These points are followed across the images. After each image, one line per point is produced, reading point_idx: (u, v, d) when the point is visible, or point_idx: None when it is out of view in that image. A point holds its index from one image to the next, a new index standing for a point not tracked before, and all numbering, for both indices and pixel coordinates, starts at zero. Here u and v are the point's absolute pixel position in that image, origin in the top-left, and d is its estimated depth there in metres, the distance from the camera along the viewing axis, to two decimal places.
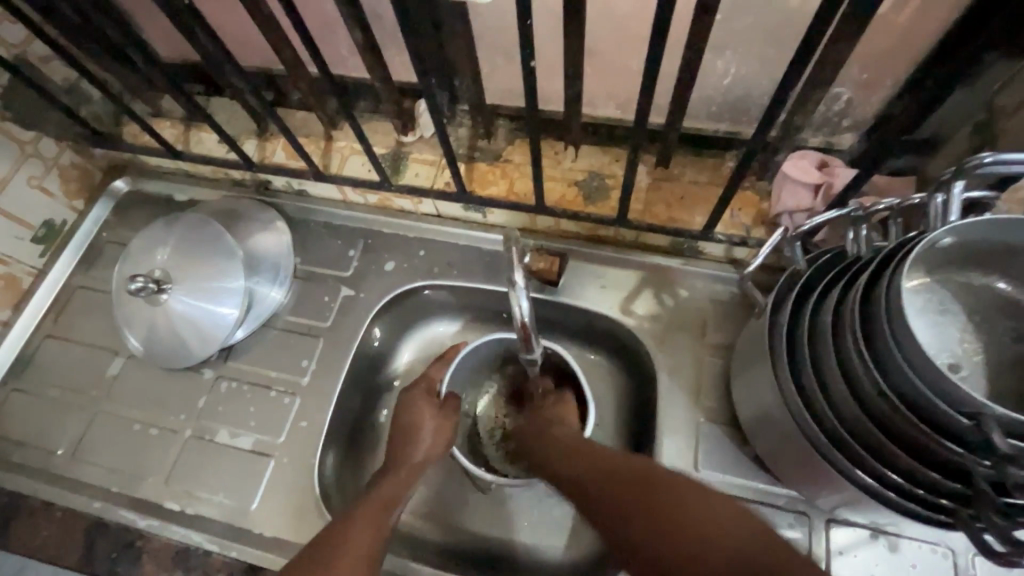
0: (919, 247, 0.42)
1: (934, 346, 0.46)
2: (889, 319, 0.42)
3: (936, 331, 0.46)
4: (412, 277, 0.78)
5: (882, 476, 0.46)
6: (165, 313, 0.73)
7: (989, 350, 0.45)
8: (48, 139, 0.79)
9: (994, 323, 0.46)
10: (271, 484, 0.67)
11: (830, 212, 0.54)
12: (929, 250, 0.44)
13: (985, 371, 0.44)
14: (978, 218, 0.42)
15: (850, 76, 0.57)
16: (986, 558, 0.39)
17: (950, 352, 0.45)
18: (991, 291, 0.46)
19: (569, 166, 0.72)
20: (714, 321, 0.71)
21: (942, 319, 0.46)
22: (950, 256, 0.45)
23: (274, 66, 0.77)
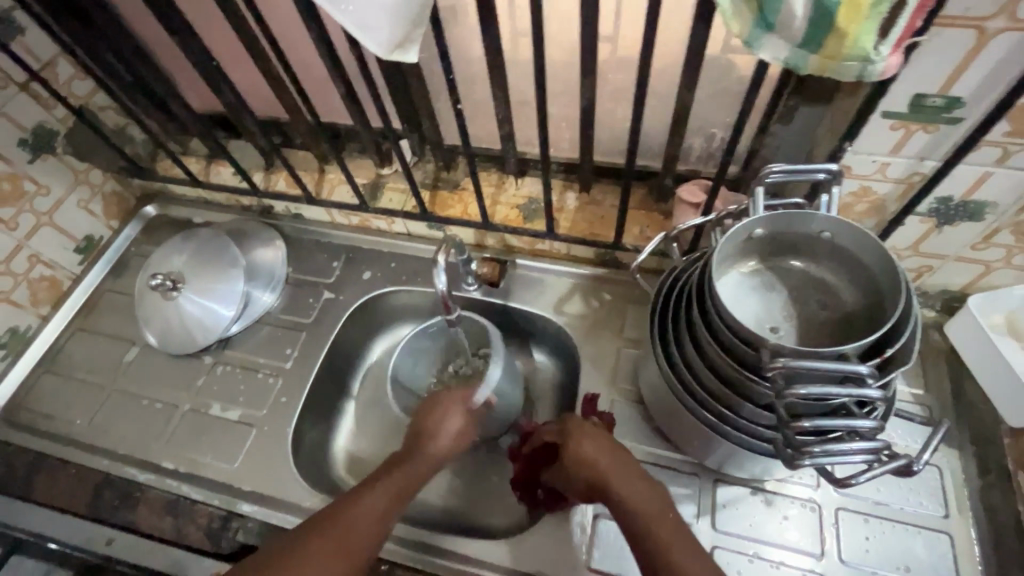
0: (732, 235, 0.56)
1: (762, 315, 0.59)
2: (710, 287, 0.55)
3: (764, 303, 0.60)
4: (383, 283, 0.93)
5: (724, 418, 0.59)
6: (176, 308, 0.88)
7: (802, 317, 0.59)
8: (97, 170, 0.98)
9: (807, 296, 0.60)
10: (251, 448, 0.80)
11: (699, 217, 0.66)
12: (748, 238, 0.58)
13: (796, 332, 0.58)
14: (775, 212, 0.56)
15: (717, 119, 0.74)
16: (785, 463, 0.51)
17: (774, 319, 0.59)
18: (791, 268, 0.61)
19: (513, 193, 0.89)
20: (630, 319, 0.84)
21: (769, 294, 0.60)
22: (768, 246, 0.60)
23: (282, 115, 0.96)
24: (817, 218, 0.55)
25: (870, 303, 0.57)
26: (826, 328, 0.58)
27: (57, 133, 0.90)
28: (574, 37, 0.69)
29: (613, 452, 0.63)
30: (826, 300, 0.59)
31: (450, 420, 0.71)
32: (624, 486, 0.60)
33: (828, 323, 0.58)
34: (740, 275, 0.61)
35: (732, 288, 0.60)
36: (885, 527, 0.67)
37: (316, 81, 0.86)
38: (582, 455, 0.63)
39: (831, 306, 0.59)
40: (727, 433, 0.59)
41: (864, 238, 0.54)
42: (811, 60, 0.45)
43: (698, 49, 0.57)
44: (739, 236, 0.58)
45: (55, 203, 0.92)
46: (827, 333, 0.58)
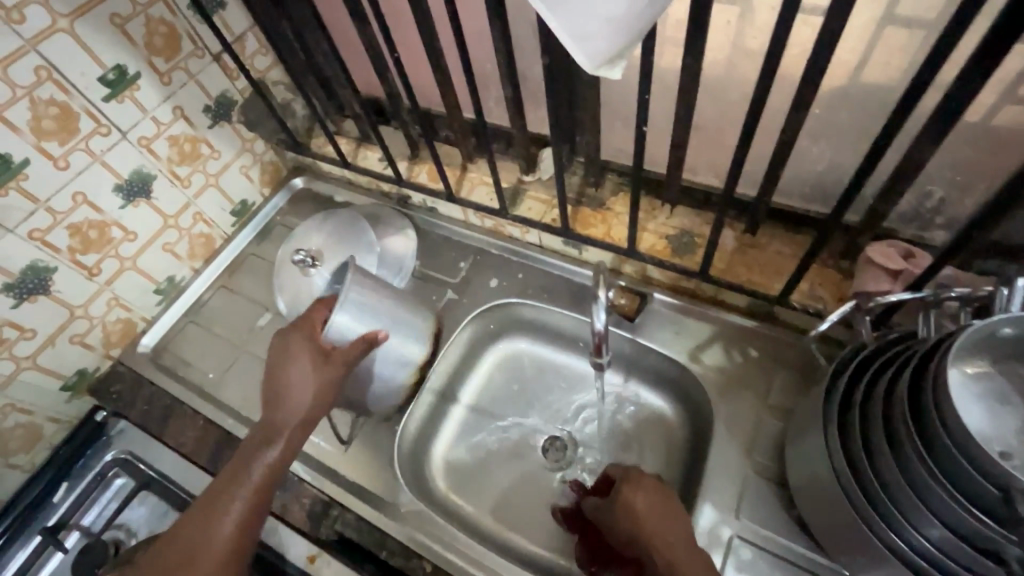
0: (971, 330, 0.46)
1: (992, 428, 0.48)
2: (933, 386, 0.46)
3: (994, 412, 0.48)
4: (508, 292, 0.90)
5: (916, 546, 0.49)
6: (310, 285, 0.88)
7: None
8: (261, 141, 1.03)
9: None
10: (360, 437, 0.81)
11: (905, 292, 0.57)
12: (987, 337, 0.47)
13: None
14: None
15: (943, 176, 0.62)
16: None
17: (1008, 434, 0.48)
18: None
19: (663, 221, 0.82)
20: (778, 384, 0.74)
21: (1003, 403, 0.49)
22: (1010, 348, 0.49)
23: (435, 107, 0.95)
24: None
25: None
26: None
27: (234, 102, 0.95)
28: (786, 62, 0.60)
29: (664, 516, 0.57)
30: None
31: (297, 390, 0.68)
32: (665, 544, 0.56)
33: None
34: (969, 373, 0.49)
35: (959, 388, 0.49)
36: None
37: (479, 79, 0.84)
38: (632, 507, 0.59)
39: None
40: (913, 563, 0.49)
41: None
42: None
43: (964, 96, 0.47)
44: (979, 332, 0.47)
45: (223, 166, 0.98)
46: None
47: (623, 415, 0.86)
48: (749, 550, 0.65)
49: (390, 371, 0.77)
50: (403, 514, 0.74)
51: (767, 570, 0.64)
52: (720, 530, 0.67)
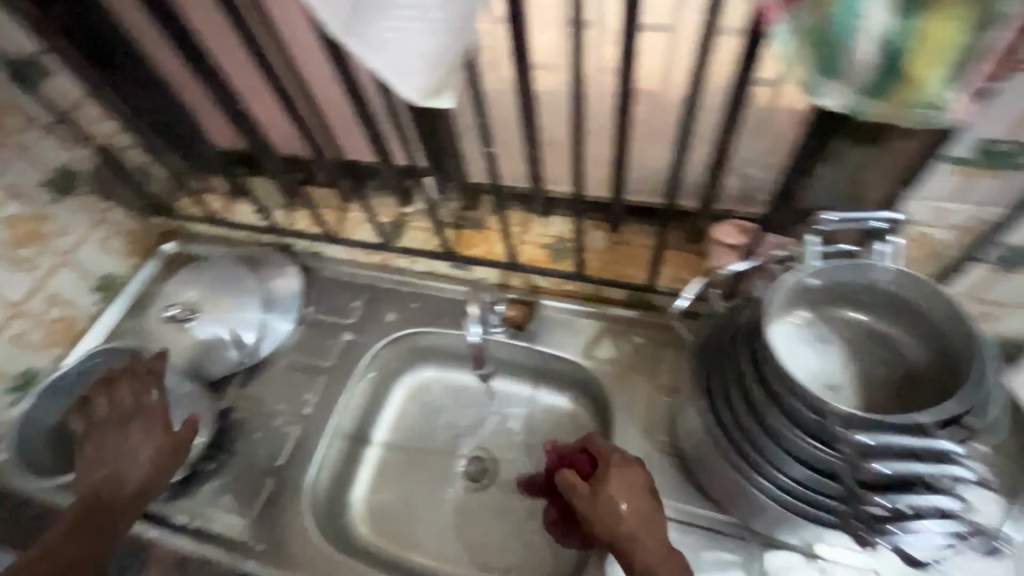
0: (783, 283, 0.53)
1: (818, 368, 0.55)
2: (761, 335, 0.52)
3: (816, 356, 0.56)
4: (405, 324, 0.90)
5: (779, 481, 0.54)
6: (190, 338, 0.86)
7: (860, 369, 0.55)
8: (118, 209, 0.97)
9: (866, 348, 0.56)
10: (268, 501, 0.76)
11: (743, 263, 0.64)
12: (800, 289, 0.55)
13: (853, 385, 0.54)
14: (829, 262, 0.53)
15: (756, 159, 0.71)
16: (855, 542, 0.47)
17: (831, 371, 0.55)
18: (853, 321, 0.57)
19: (540, 232, 0.87)
20: (664, 364, 0.80)
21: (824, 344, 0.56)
22: (822, 295, 0.56)
23: (304, 153, 0.95)
24: (877, 270, 0.52)
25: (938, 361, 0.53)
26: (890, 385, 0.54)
27: (79, 173, 0.89)
28: (608, 77, 0.67)
29: (648, 520, 0.59)
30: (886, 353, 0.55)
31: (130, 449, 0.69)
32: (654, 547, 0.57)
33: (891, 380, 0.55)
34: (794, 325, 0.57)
35: (787, 340, 0.56)
36: None
37: (340, 120, 0.85)
38: (614, 508, 0.59)
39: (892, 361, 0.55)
40: (781, 499, 0.54)
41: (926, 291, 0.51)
42: (873, 106, 0.42)
43: (744, 91, 0.55)
44: (791, 285, 0.54)
45: (76, 242, 0.91)
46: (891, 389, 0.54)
47: (535, 425, 0.88)
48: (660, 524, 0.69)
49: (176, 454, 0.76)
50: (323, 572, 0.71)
51: (677, 539, 0.68)
52: None
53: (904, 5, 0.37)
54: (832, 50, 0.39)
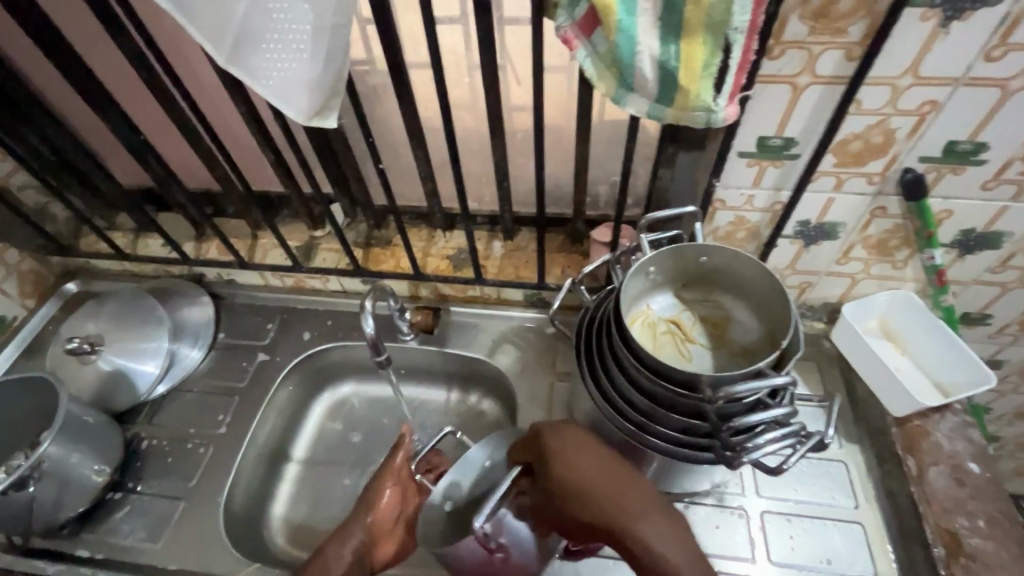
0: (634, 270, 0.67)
1: (680, 352, 0.70)
2: (619, 318, 0.65)
3: (676, 339, 0.71)
4: (320, 340, 0.94)
5: (662, 436, 0.64)
6: (95, 372, 0.85)
7: (718, 346, 0.71)
8: (13, 250, 0.95)
9: (718, 329, 0.72)
10: (178, 525, 0.76)
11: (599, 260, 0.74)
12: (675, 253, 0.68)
13: (708, 364, 0.69)
14: (663, 249, 0.68)
15: (616, 168, 0.84)
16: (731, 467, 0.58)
17: (694, 351, 0.71)
18: (673, 253, 0.68)
19: (442, 245, 0.94)
20: (561, 356, 0.90)
21: (686, 330, 0.72)
22: (664, 279, 0.73)
23: (212, 186, 0.99)
24: (697, 248, 0.68)
25: (772, 328, 0.69)
26: (738, 351, 0.70)
27: None
28: (483, 102, 0.78)
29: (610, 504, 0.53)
30: (734, 330, 0.71)
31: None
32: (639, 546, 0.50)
33: (739, 348, 0.70)
34: (652, 317, 0.73)
35: (651, 330, 0.71)
36: (808, 527, 0.71)
37: (247, 153, 0.91)
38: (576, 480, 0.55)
39: (740, 336, 0.71)
40: (664, 450, 0.65)
41: (738, 259, 0.67)
42: (667, 111, 0.54)
43: (586, 109, 0.67)
44: (638, 272, 0.69)
45: None
46: (739, 355, 0.70)
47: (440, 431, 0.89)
48: None
49: (64, 501, 0.72)
50: None
51: None
52: None
53: (666, 34, 0.48)
54: (625, 66, 0.51)
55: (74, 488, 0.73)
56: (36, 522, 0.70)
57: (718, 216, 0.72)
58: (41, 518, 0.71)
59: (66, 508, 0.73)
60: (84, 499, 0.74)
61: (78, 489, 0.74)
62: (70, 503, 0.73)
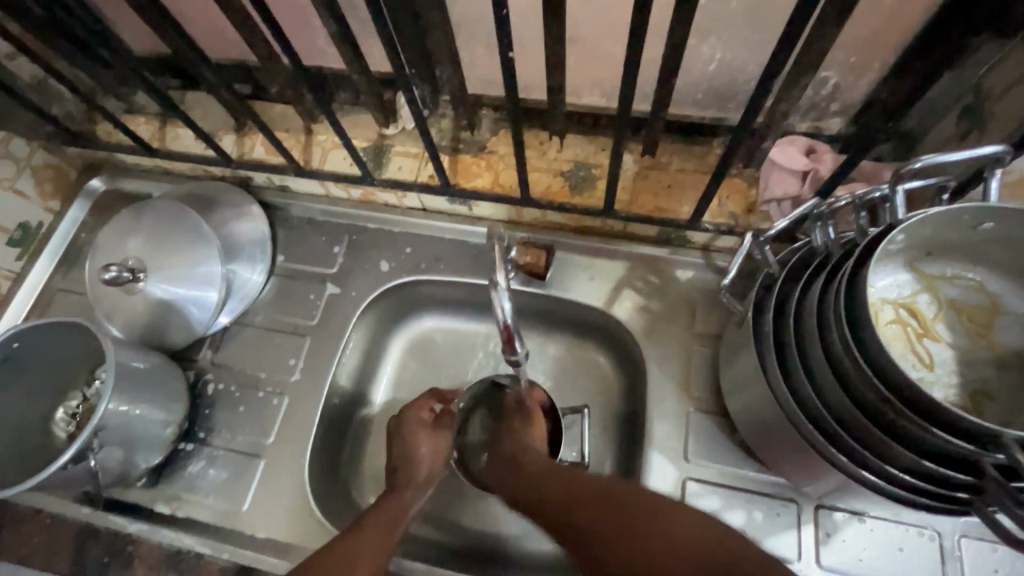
0: (879, 243, 0.44)
1: (916, 355, 0.47)
2: (853, 314, 0.44)
3: (911, 335, 0.48)
4: (399, 273, 0.76)
5: (885, 473, 0.46)
6: (144, 301, 0.72)
7: (980, 349, 0.47)
8: (18, 139, 0.77)
9: (978, 322, 0.48)
10: (261, 487, 0.67)
11: (793, 211, 0.53)
12: (950, 213, 0.44)
13: (963, 376, 0.47)
14: (929, 211, 0.44)
15: (839, 59, 0.55)
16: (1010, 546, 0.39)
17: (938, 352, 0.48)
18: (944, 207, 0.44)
19: (555, 156, 0.71)
20: (703, 313, 0.70)
21: (924, 323, 0.48)
22: (903, 247, 0.47)
23: (248, 58, 0.74)
24: (984, 208, 0.43)
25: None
26: (1010, 359, 0.47)
27: None
28: None
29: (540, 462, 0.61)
30: (1002, 326, 0.48)
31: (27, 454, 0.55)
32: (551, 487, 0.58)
33: (1013, 352, 0.47)
34: (876, 299, 0.49)
35: (875, 320, 0.48)
36: (1017, 558, 0.57)
37: (293, 13, 0.66)
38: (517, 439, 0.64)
39: (1013, 336, 0.47)
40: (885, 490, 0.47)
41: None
42: None
43: None
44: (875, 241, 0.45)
45: None
46: (1013, 366, 0.47)
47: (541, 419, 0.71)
48: (709, 488, 0.63)
49: (136, 458, 0.64)
50: None
51: (735, 502, 0.62)
52: (674, 478, 0.63)
53: None
54: None
55: (141, 446, 0.64)
56: (111, 481, 0.63)
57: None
58: (116, 477, 0.64)
59: (139, 464, 0.65)
60: (155, 452, 0.66)
61: (146, 445, 0.65)
62: (143, 458, 0.65)
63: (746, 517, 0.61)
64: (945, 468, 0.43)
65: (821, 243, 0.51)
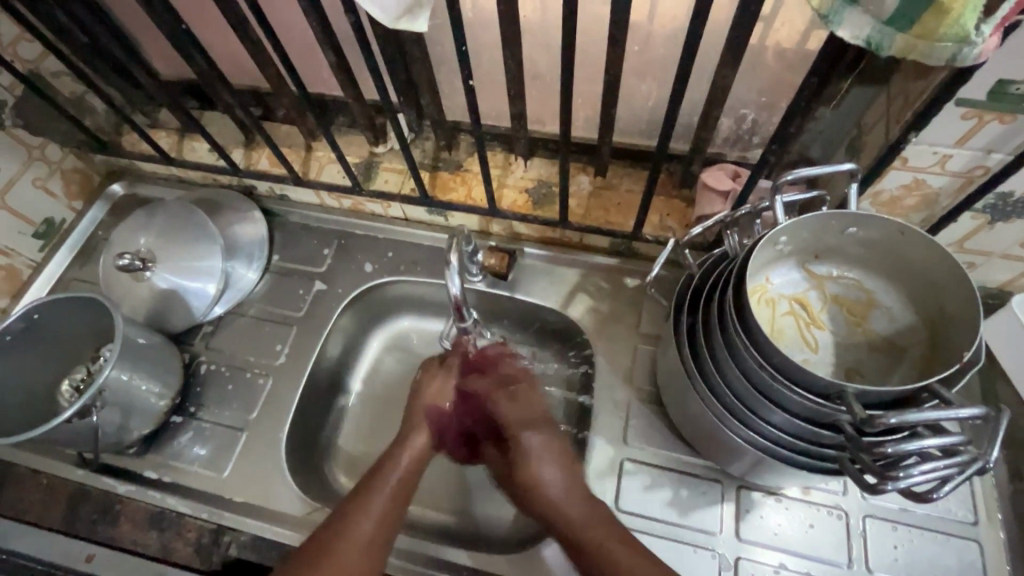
0: (762, 243, 0.53)
1: (804, 340, 0.56)
2: (741, 300, 0.52)
3: (800, 324, 0.57)
4: (380, 273, 0.86)
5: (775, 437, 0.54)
6: (150, 289, 0.81)
7: (855, 336, 0.57)
8: (53, 145, 0.88)
9: (856, 314, 0.57)
10: (241, 456, 0.74)
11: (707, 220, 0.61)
12: (823, 218, 0.53)
13: (840, 357, 0.56)
14: (805, 216, 0.53)
15: (750, 99, 0.67)
16: (863, 490, 0.46)
17: (824, 339, 0.57)
18: (818, 212, 0.53)
19: (520, 176, 0.82)
20: (646, 315, 0.78)
21: (812, 314, 0.58)
22: (793, 249, 0.57)
23: (261, 84, 0.86)
24: (848, 216, 0.52)
25: (929, 318, 0.55)
26: (880, 344, 0.56)
27: (4, 103, 0.79)
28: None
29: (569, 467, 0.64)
30: (876, 317, 0.57)
31: None
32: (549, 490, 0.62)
33: (883, 339, 0.56)
34: (773, 293, 0.58)
35: (770, 312, 0.57)
36: (915, 537, 0.64)
37: (302, 47, 0.78)
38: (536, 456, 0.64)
39: (882, 326, 0.57)
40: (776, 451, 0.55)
41: (904, 230, 0.51)
42: (896, 41, 0.39)
43: (744, 24, 0.51)
44: (764, 243, 0.54)
45: (7, 183, 0.82)
46: (882, 350, 0.56)
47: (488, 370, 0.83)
48: (644, 468, 0.70)
49: (128, 425, 0.71)
50: (305, 523, 0.70)
51: (667, 480, 0.69)
52: (613, 459, 0.71)
53: None
54: None
55: (134, 415, 0.71)
56: (105, 444, 0.70)
57: (889, 176, 0.57)
58: (110, 441, 0.71)
59: (132, 430, 0.72)
60: (146, 423, 0.73)
61: (139, 415, 0.72)
62: (136, 425, 0.72)
63: (677, 494, 0.68)
64: (818, 429, 0.51)
65: (731, 248, 0.60)
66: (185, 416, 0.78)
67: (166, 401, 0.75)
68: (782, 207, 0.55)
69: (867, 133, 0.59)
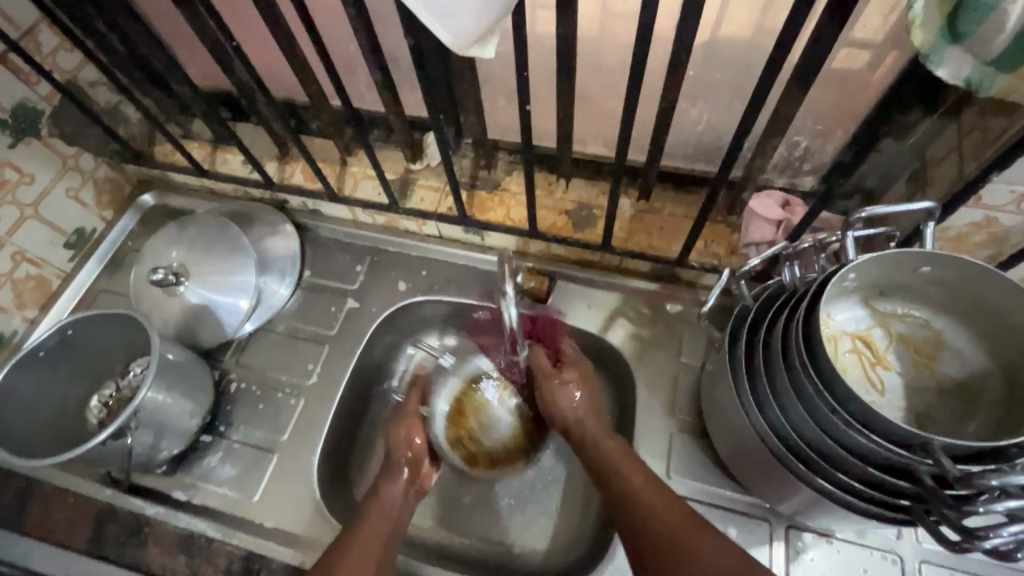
0: (832, 280, 0.51)
1: (870, 380, 0.54)
2: (811, 340, 0.50)
3: (865, 363, 0.55)
4: (414, 292, 0.84)
5: (841, 482, 0.51)
6: (181, 304, 0.79)
7: (923, 377, 0.55)
8: (87, 154, 0.87)
9: (924, 354, 0.55)
10: (272, 479, 0.73)
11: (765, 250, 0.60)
12: (896, 257, 0.51)
13: (908, 400, 0.54)
14: (878, 253, 0.51)
15: (807, 126, 0.65)
16: (944, 547, 0.44)
17: (889, 379, 0.55)
18: (891, 251, 0.51)
19: (561, 197, 0.80)
20: (688, 343, 0.76)
21: (877, 353, 0.56)
22: (860, 285, 0.55)
23: (298, 97, 0.85)
24: (926, 255, 0.50)
25: (1002, 362, 0.53)
26: (949, 387, 0.54)
27: (41, 113, 0.78)
28: (659, 23, 0.59)
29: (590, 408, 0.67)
30: (945, 358, 0.55)
31: None
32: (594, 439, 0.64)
33: (953, 382, 0.54)
34: (836, 330, 0.56)
35: (834, 350, 0.55)
36: None
37: (343, 62, 0.76)
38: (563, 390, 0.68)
39: (952, 367, 0.55)
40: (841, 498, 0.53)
41: (983, 274, 0.48)
42: (999, 81, 0.39)
43: (817, 55, 0.49)
44: (833, 280, 0.52)
45: (41, 192, 0.81)
46: (951, 393, 0.54)
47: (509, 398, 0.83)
48: (688, 504, 0.68)
49: (158, 445, 0.70)
50: None
51: (712, 517, 0.67)
52: None
53: None
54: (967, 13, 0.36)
55: (165, 434, 0.70)
56: (135, 464, 0.69)
57: (959, 213, 0.55)
58: (141, 460, 0.69)
59: (163, 450, 0.70)
60: (177, 442, 0.72)
61: (170, 434, 0.70)
62: (167, 445, 0.71)
63: (723, 532, 0.66)
64: (891, 477, 0.48)
65: (789, 280, 0.58)
66: (214, 435, 0.76)
67: (197, 419, 0.74)
68: (851, 242, 0.54)
69: (934, 167, 0.57)
